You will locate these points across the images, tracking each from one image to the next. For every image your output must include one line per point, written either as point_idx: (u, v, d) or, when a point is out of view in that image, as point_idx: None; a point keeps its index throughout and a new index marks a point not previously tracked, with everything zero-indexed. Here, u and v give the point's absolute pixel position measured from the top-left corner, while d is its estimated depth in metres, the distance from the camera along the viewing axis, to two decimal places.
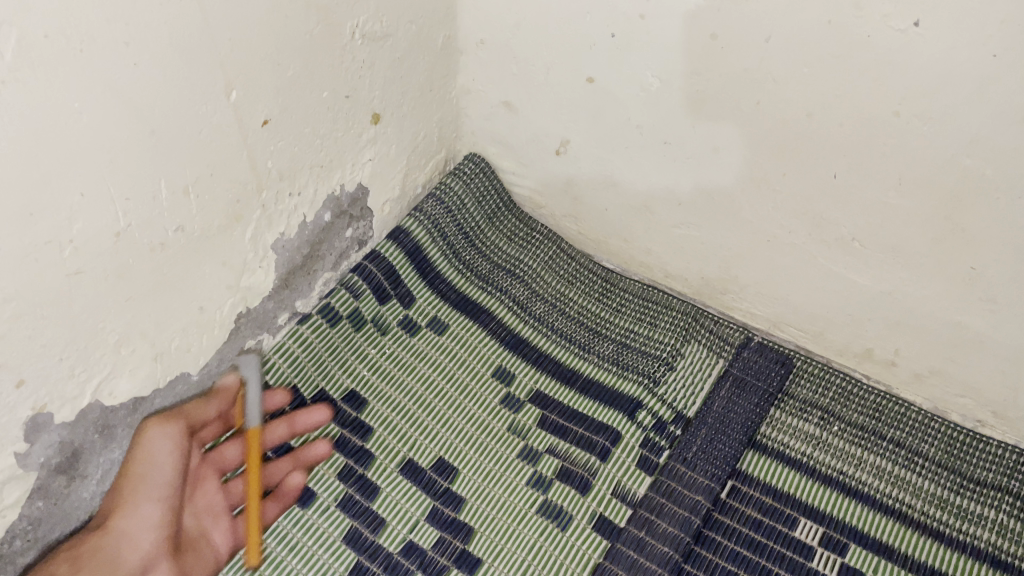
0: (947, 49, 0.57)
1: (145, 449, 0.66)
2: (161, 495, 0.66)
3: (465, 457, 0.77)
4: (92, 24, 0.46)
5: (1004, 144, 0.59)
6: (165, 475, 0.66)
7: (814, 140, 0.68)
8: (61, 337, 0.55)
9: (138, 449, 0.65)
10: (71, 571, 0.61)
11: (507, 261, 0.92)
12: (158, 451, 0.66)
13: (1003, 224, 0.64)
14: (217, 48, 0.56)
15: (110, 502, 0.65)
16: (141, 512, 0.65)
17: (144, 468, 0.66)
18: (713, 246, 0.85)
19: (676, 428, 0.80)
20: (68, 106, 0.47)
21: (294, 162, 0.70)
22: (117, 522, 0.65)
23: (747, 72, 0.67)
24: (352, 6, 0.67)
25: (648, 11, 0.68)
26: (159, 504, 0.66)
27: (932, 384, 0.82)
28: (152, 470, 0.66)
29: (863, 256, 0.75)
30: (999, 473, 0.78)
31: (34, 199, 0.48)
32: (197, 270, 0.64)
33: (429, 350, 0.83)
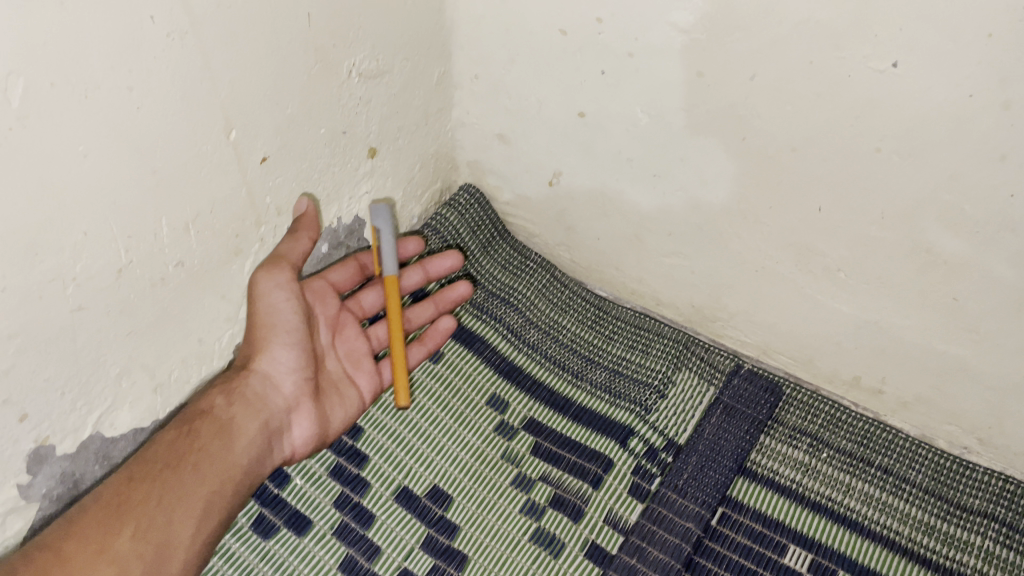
0: (925, 89, 0.59)
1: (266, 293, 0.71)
2: (288, 331, 0.72)
3: (460, 484, 0.78)
4: (97, 71, 0.48)
5: (982, 180, 0.61)
6: (289, 316, 0.72)
7: (799, 176, 0.70)
8: (63, 372, 0.56)
9: (258, 303, 0.71)
10: (226, 403, 0.69)
11: (501, 289, 0.93)
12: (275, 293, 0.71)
13: (983, 257, 0.66)
14: (217, 90, 0.58)
15: (249, 339, 0.72)
16: (276, 355, 0.72)
17: (270, 311, 0.71)
18: (703, 275, 0.86)
19: (667, 455, 0.82)
20: (72, 151, 0.49)
21: (293, 196, 0.72)
22: (258, 348, 0.72)
23: (732, 110, 0.69)
24: (349, 46, 0.69)
25: (637, 49, 0.70)
26: (288, 337, 0.72)
27: (919, 411, 0.83)
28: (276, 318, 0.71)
29: (847, 287, 0.76)
30: (985, 500, 0.79)
31: (40, 239, 0.49)
32: (196, 303, 0.66)
33: (424, 378, 0.84)
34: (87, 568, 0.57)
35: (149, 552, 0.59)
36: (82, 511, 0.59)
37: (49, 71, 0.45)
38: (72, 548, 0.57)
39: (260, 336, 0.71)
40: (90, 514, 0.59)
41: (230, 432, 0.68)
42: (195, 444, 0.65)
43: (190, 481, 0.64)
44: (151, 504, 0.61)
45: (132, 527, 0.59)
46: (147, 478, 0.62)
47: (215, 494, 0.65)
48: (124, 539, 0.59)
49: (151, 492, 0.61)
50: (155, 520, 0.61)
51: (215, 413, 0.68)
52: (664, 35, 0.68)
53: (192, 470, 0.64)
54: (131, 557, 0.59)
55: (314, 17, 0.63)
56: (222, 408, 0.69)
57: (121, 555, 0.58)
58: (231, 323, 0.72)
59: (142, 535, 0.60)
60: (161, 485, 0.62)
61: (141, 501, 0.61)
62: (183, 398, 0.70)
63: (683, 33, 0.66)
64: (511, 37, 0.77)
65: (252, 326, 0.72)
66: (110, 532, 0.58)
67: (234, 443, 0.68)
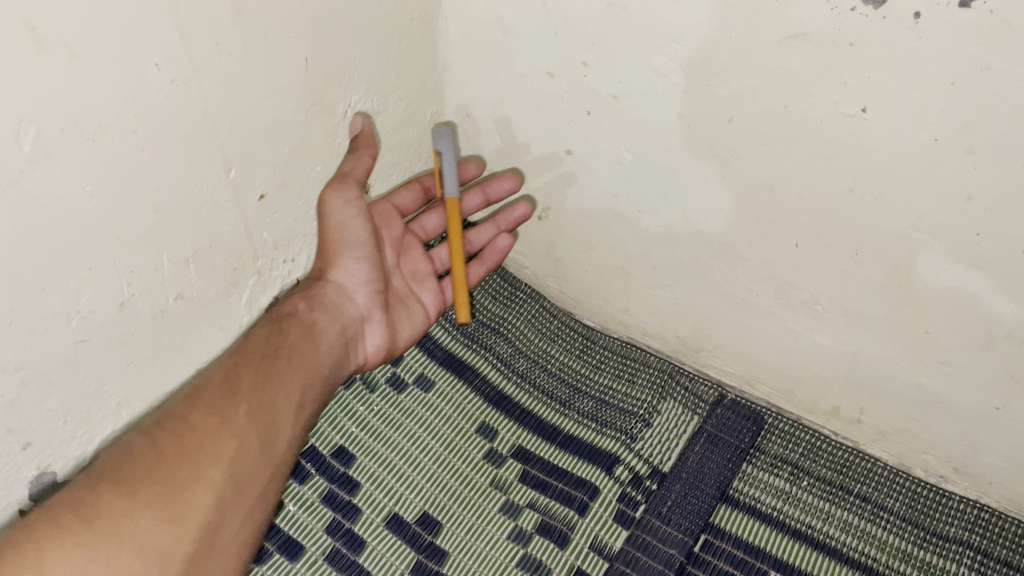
0: (894, 134, 0.61)
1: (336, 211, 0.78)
2: (358, 246, 0.80)
3: (449, 511, 0.80)
4: (104, 115, 0.50)
5: (950, 221, 0.64)
6: (358, 233, 0.79)
7: (775, 214, 0.73)
8: (66, 402, 0.58)
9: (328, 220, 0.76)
10: (307, 308, 0.77)
11: (491, 318, 0.95)
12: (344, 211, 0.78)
13: (953, 293, 0.68)
14: (218, 131, 0.61)
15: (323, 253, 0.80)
16: (350, 268, 0.80)
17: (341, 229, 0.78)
18: (687, 306, 0.89)
19: (652, 482, 0.84)
20: (80, 192, 0.51)
21: (291, 229, 0.76)
22: (332, 261, 0.80)
23: (712, 149, 0.72)
24: (345, 88, 0.73)
25: (621, 92, 0.73)
26: (358, 252, 0.80)
27: (897, 441, 0.85)
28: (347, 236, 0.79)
29: (825, 319, 0.79)
30: (960, 528, 0.81)
31: (46, 275, 0.52)
32: (195, 334, 0.69)
33: (415, 406, 0.86)
34: (213, 436, 0.65)
35: (261, 429, 0.68)
36: (200, 389, 0.67)
37: (59, 117, 0.47)
38: (198, 419, 0.65)
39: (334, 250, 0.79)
40: (208, 391, 0.67)
41: (314, 334, 0.76)
42: (283, 340, 0.73)
43: (285, 373, 0.72)
44: (258, 388, 0.69)
45: (246, 405, 0.68)
46: (252, 366, 0.70)
47: (308, 384, 0.74)
48: (240, 415, 0.67)
49: (257, 380, 0.70)
50: (263, 402, 0.69)
51: (299, 315, 0.76)
52: (647, 78, 0.71)
53: (285, 363, 0.72)
54: (248, 429, 0.67)
55: (311, 61, 0.66)
56: (306, 312, 0.77)
57: (240, 427, 0.67)
58: None
59: (254, 414, 0.68)
60: (263, 373, 0.70)
61: (250, 385, 0.69)
62: None
63: (664, 77, 0.69)
64: (501, 78, 0.81)
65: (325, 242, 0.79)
66: (228, 409, 0.67)
67: (317, 343, 0.76)
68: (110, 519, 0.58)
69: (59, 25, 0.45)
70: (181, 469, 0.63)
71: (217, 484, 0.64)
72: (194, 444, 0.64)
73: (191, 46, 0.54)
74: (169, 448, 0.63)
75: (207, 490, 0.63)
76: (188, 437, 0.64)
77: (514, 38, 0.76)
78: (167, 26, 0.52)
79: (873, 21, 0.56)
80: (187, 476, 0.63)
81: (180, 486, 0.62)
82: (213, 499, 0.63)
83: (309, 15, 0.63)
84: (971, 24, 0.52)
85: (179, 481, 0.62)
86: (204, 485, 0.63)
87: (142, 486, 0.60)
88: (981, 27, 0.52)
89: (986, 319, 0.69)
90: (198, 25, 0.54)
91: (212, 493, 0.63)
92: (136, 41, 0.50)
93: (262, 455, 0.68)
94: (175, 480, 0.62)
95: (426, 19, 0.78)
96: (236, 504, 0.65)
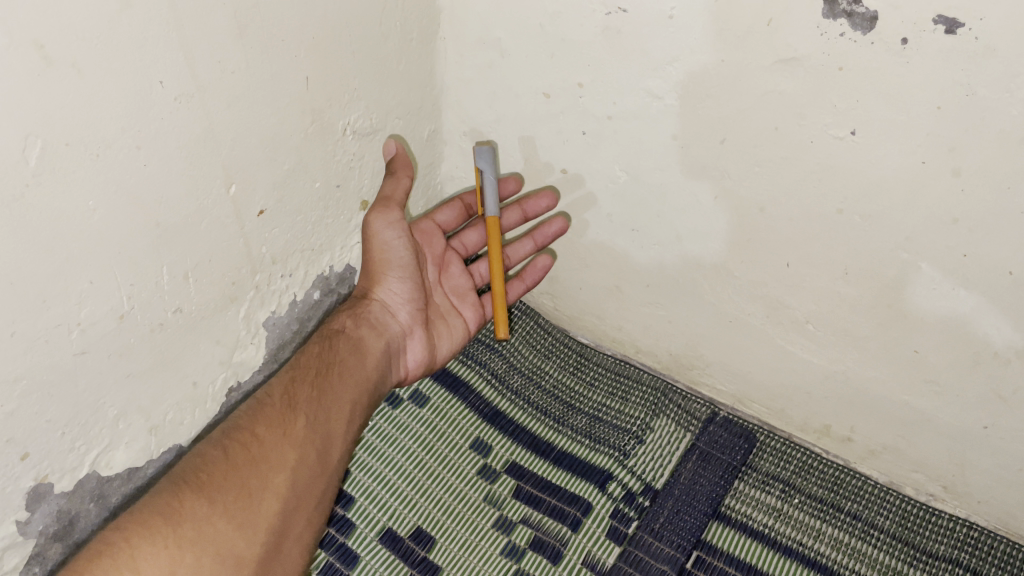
0: (881, 156, 0.62)
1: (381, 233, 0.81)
2: (401, 266, 0.82)
3: (443, 526, 0.81)
4: (108, 131, 0.51)
5: (937, 242, 0.65)
6: (401, 254, 0.82)
7: (767, 234, 0.74)
8: (65, 413, 0.59)
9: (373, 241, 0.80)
10: (353, 326, 0.81)
11: (486, 335, 0.96)
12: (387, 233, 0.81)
13: (940, 313, 0.70)
14: (219, 149, 0.62)
15: (370, 274, 0.84)
16: (392, 287, 0.83)
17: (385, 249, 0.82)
18: (679, 324, 0.90)
19: (645, 499, 0.85)
20: (83, 206, 0.52)
21: (289, 245, 0.77)
22: (376, 282, 0.83)
23: (704, 169, 0.73)
24: (345, 107, 0.74)
25: (616, 113, 0.75)
26: (401, 272, 0.83)
27: (886, 459, 0.86)
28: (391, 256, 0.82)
29: (815, 338, 0.80)
30: (950, 546, 0.82)
31: (48, 287, 0.52)
32: (193, 347, 0.69)
33: (410, 422, 0.87)
34: (278, 446, 0.68)
35: (319, 439, 0.71)
36: (262, 404, 0.71)
37: (65, 133, 0.48)
38: (263, 431, 0.69)
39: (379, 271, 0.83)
40: (270, 405, 0.70)
41: (361, 349, 0.79)
42: (334, 356, 0.77)
43: (338, 387, 0.75)
44: (315, 400, 0.73)
45: (305, 416, 0.71)
46: (308, 381, 0.74)
47: (358, 398, 0.77)
48: (301, 425, 0.70)
49: (314, 393, 0.73)
50: (321, 414, 0.72)
51: (347, 332, 0.80)
52: (641, 100, 0.72)
53: (337, 378, 0.76)
54: (308, 439, 0.70)
55: (312, 81, 0.68)
56: (352, 329, 0.80)
57: (301, 437, 0.70)
58: (225, 366, 0.75)
59: (313, 425, 0.71)
60: (319, 388, 0.74)
61: (307, 398, 0.72)
62: (178, 439, 0.73)
63: (658, 99, 0.71)
64: (498, 99, 0.82)
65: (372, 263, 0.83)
66: (289, 421, 0.70)
67: (364, 358, 0.79)
68: (190, 524, 0.61)
69: (66, 43, 0.46)
70: (251, 476, 0.66)
71: (283, 490, 0.67)
72: (261, 454, 0.67)
73: (194, 65, 0.55)
74: (239, 458, 0.66)
75: (275, 496, 0.66)
76: (255, 448, 0.67)
77: (511, 59, 0.77)
78: (172, 45, 0.53)
79: (861, 46, 0.57)
80: (257, 484, 0.66)
81: (251, 493, 0.65)
82: (281, 505, 0.66)
83: (310, 35, 0.65)
84: (956, 50, 0.54)
85: (250, 488, 0.65)
86: (272, 491, 0.66)
87: (218, 493, 0.63)
88: (966, 54, 0.54)
89: (973, 340, 0.70)
90: (202, 44, 0.55)
91: (279, 499, 0.66)
92: (140, 59, 0.51)
93: (320, 464, 0.70)
94: (246, 487, 0.65)
95: (425, 40, 0.79)
96: (300, 510, 0.68)
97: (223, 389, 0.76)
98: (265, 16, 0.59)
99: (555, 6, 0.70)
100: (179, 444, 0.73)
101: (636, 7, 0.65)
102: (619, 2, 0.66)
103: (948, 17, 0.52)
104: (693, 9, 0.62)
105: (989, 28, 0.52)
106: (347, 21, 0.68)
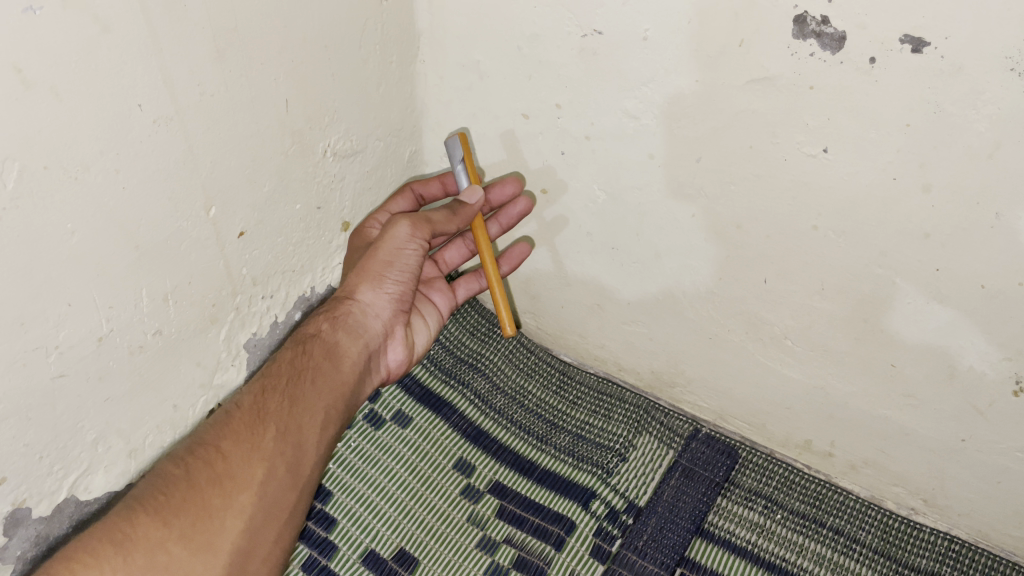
0: (852, 173, 0.64)
1: (393, 238, 0.79)
2: (401, 271, 0.81)
3: (427, 547, 0.80)
4: (88, 155, 0.52)
5: (910, 257, 0.66)
6: (408, 261, 0.81)
7: (744, 251, 0.75)
8: (43, 437, 0.59)
9: (385, 242, 0.80)
10: (329, 328, 0.78)
11: (469, 354, 0.96)
12: (399, 241, 0.79)
13: (915, 328, 0.70)
14: (199, 171, 0.62)
15: (361, 272, 0.80)
16: (382, 289, 0.81)
17: (392, 255, 0.80)
18: (659, 341, 0.91)
19: (628, 516, 0.85)
20: (61, 229, 0.52)
21: (269, 266, 0.77)
22: (366, 281, 0.80)
23: (681, 188, 0.74)
24: (324, 129, 0.74)
25: (593, 132, 0.76)
26: (398, 277, 0.81)
27: (867, 473, 0.87)
28: (396, 263, 0.80)
29: (794, 354, 0.81)
30: (931, 560, 0.82)
31: (27, 309, 0.52)
32: (174, 369, 0.69)
33: (393, 443, 0.86)
34: (243, 462, 0.67)
35: (288, 452, 0.70)
36: (230, 416, 0.69)
37: (43, 156, 0.49)
38: (228, 446, 0.67)
39: (374, 273, 0.80)
40: (238, 418, 0.69)
41: (337, 354, 0.77)
42: (307, 363, 0.75)
43: (311, 396, 0.73)
44: (284, 411, 0.71)
45: (273, 428, 0.69)
46: (278, 390, 0.72)
47: (332, 405, 0.75)
48: (269, 439, 0.69)
49: (283, 404, 0.71)
50: (290, 425, 0.70)
51: (322, 336, 0.78)
52: (618, 120, 0.73)
53: (310, 385, 0.73)
54: (276, 452, 0.69)
55: (291, 103, 0.68)
56: (329, 333, 0.78)
57: (269, 451, 0.68)
58: (206, 389, 0.75)
59: (282, 437, 0.70)
60: (291, 398, 0.72)
61: (277, 410, 0.70)
62: None
63: (634, 118, 0.72)
64: (478, 120, 0.83)
65: (368, 263, 0.80)
66: (256, 435, 0.68)
67: (341, 364, 0.77)
68: (144, 551, 0.60)
69: (45, 67, 0.46)
70: (213, 497, 0.65)
71: (247, 509, 0.66)
72: (226, 471, 0.66)
73: (174, 88, 0.56)
74: (202, 477, 0.65)
75: (238, 515, 0.65)
76: (220, 466, 0.66)
77: (490, 81, 0.78)
78: (151, 69, 0.53)
79: (830, 65, 0.58)
80: (219, 504, 0.65)
81: (212, 514, 0.64)
82: (245, 524, 0.65)
83: (289, 58, 0.65)
84: (923, 69, 0.55)
85: (211, 509, 0.64)
86: (235, 510, 0.65)
87: (176, 516, 0.63)
88: (933, 72, 0.55)
89: (947, 354, 0.71)
90: (180, 67, 0.55)
91: (242, 518, 0.65)
92: (119, 83, 0.51)
93: (289, 477, 0.69)
94: (206, 508, 0.64)
95: (404, 63, 0.80)
96: (266, 526, 0.67)
97: (204, 411, 0.76)
98: (244, 40, 0.60)
99: (532, 29, 0.71)
100: None
101: (611, 29, 0.66)
102: (595, 24, 0.67)
103: (914, 36, 0.54)
104: (667, 31, 0.64)
105: (954, 46, 0.53)
106: (326, 45, 0.69)
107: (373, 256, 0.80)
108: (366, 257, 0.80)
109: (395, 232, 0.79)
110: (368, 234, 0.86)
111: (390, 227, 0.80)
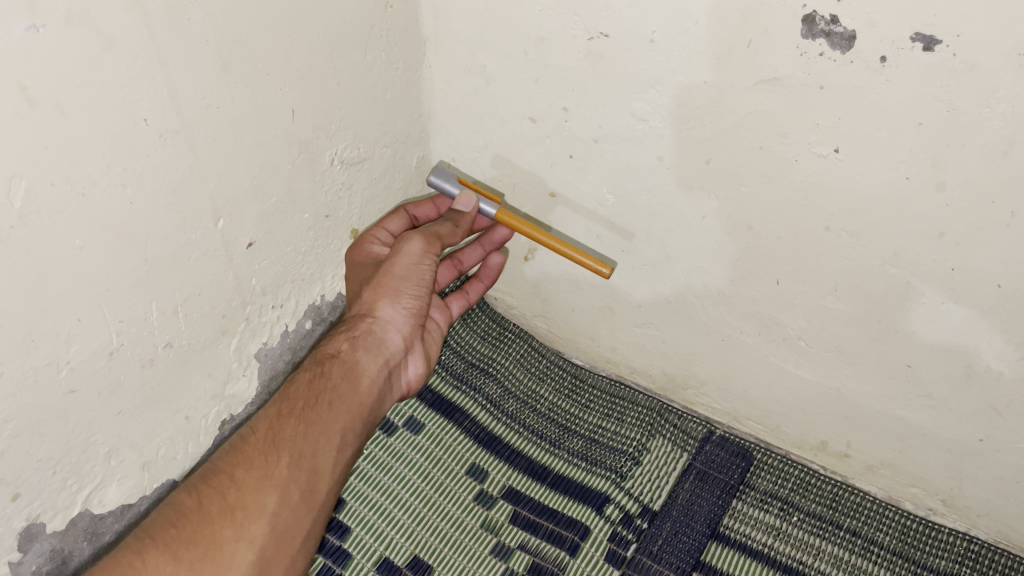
0: (864, 173, 0.63)
1: (405, 254, 0.78)
2: (418, 283, 0.79)
3: (441, 554, 0.80)
4: (93, 172, 0.52)
5: (924, 256, 0.65)
6: (424, 275, 0.79)
7: (757, 253, 0.74)
8: (56, 452, 0.59)
9: (399, 258, 0.78)
10: (349, 348, 0.77)
11: (481, 359, 0.95)
12: (413, 257, 0.78)
13: (929, 327, 0.70)
14: (206, 184, 0.62)
15: (376, 287, 0.79)
16: (400, 303, 0.79)
17: (407, 270, 0.78)
18: (672, 344, 0.90)
19: (643, 521, 0.84)
20: (69, 244, 0.52)
21: (278, 276, 0.77)
22: (383, 297, 0.78)
23: (690, 190, 0.74)
24: (331, 137, 0.74)
25: (602, 135, 0.75)
26: (416, 290, 0.79)
27: (884, 474, 0.86)
28: (411, 277, 0.79)
29: (808, 354, 0.80)
30: (950, 561, 0.81)
31: (36, 326, 0.52)
32: (185, 381, 0.69)
33: (406, 450, 0.86)
34: (255, 490, 0.66)
35: (303, 477, 0.69)
36: (243, 440, 0.68)
37: (50, 173, 0.49)
38: (241, 474, 0.67)
39: (391, 288, 0.78)
40: (252, 444, 0.68)
41: (354, 374, 0.76)
42: (324, 384, 0.74)
43: (326, 418, 0.72)
44: (300, 435, 0.70)
45: (288, 454, 0.68)
46: (294, 413, 0.71)
47: (349, 425, 0.74)
48: (283, 465, 0.68)
49: (298, 427, 0.70)
50: (305, 451, 0.69)
51: (342, 355, 0.76)
52: (626, 122, 0.72)
53: (326, 407, 0.72)
54: (290, 479, 0.68)
55: (298, 113, 0.68)
56: (347, 352, 0.76)
57: (282, 478, 0.67)
58: (217, 400, 0.75)
59: (295, 462, 0.69)
60: (306, 419, 0.71)
61: (292, 433, 0.69)
62: (171, 473, 0.73)
63: (642, 120, 0.71)
64: (486, 124, 0.82)
65: (384, 279, 0.78)
66: (270, 461, 0.68)
67: (359, 384, 0.76)
68: None
69: (50, 85, 0.46)
70: (224, 528, 0.64)
71: (258, 539, 0.65)
72: (237, 501, 0.65)
73: (179, 102, 0.56)
74: (213, 506, 0.64)
75: (248, 545, 0.64)
76: (232, 495, 0.65)
77: (497, 86, 0.78)
78: (156, 82, 0.53)
79: (840, 65, 0.58)
80: (230, 535, 0.64)
81: (221, 546, 0.63)
82: (255, 554, 0.64)
83: (295, 68, 0.65)
84: (935, 67, 0.54)
85: (221, 541, 0.63)
86: (246, 540, 0.64)
87: (185, 550, 0.62)
88: (945, 70, 0.54)
89: (964, 353, 0.70)
90: (185, 80, 0.55)
91: (253, 548, 0.64)
92: (123, 98, 0.51)
93: (303, 503, 0.68)
94: (217, 539, 0.63)
95: (410, 69, 0.80)
96: (276, 557, 0.66)
97: (216, 421, 0.76)
98: (249, 52, 0.60)
99: (538, 32, 0.70)
100: (172, 479, 0.73)
101: (618, 31, 0.66)
102: (601, 26, 0.66)
103: (925, 34, 0.53)
104: (675, 32, 0.63)
105: (966, 44, 0.52)
106: (330, 54, 0.69)
107: (389, 272, 0.78)
108: (381, 272, 0.79)
109: (408, 249, 0.78)
110: (370, 250, 0.83)
111: (401, 244, 0.79)
